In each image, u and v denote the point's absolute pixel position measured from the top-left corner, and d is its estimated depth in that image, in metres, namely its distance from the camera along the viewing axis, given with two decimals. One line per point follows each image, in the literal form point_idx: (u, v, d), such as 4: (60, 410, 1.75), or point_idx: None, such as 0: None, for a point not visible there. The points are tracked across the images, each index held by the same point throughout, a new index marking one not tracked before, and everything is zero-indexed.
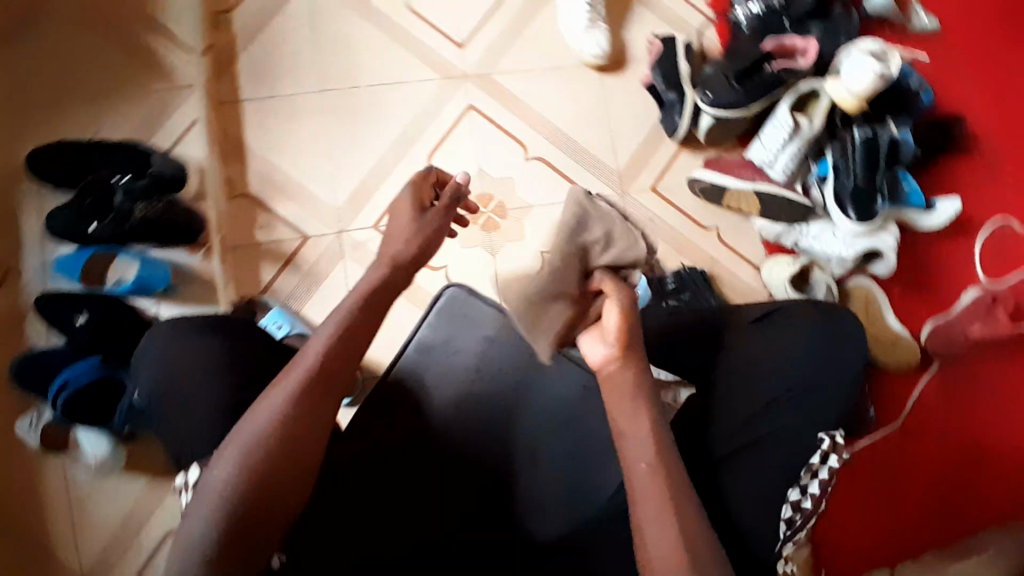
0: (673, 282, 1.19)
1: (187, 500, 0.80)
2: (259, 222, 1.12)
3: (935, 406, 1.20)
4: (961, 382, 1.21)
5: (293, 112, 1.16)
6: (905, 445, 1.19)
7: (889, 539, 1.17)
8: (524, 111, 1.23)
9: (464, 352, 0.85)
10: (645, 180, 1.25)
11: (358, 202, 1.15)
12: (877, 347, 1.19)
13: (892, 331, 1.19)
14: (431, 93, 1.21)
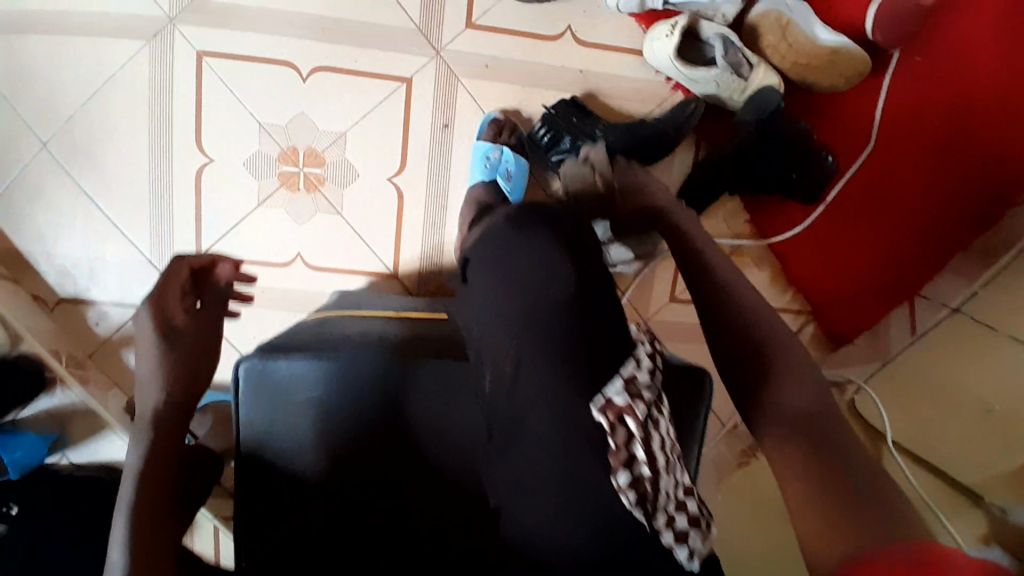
0: (545, 133, 0.95)
1: None
2: (91, 318, 0.99)
3: (901, 100, 0.98)
4: (922, 64, 0.96)
5: (35, 188, 0.96)
6: (879, 167, 1.00)
7: (903, 270, 1.02)
8: (267, 19, 0.93)
9: (297, 434, 0.69)
10: (456, 21, 0.95)
11: (170, 241, 0.98)
12: (814, 74, 0.93)
13: (825, 45, 0.90)
14: (152, 65, 0.94)
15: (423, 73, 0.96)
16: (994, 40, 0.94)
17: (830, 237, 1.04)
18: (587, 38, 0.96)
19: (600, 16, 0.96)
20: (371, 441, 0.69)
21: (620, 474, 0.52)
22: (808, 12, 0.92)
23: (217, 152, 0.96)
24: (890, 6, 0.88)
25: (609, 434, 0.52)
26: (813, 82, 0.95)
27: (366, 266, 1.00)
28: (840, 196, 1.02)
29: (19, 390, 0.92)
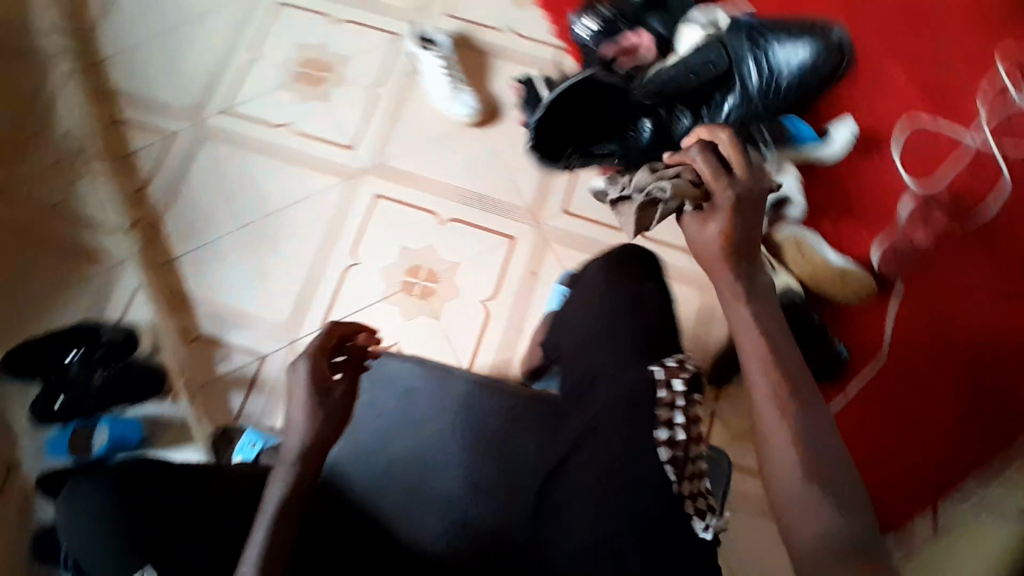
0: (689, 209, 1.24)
1: None
2: (217, 357, 1.20)
3: (911, 325, 1.22)
4: (923, 293, 1.24)
5: (220, 254, 1.27)
6: (896, 369, 1.20)
7: (932, 463, 1.14)
8: (426, 181, 1.33)
9: (395, 408, 0.91)
10: (555, 206, 1.32)
11: (301, 311, 1.24)
12: (824, 283, 1.19)
13: (836, 267, 1.19)
14: (338, 194, 1.32)
15: (524, 236, 1.30)
16: (983, 301, 1.23)
17: (858, 426, 1.17)
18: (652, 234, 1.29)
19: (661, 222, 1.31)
20: (444, 429, 0.89)
21: (660, 428, 0.71)
22: (822, 241, 1.21)
23: (364, 257, 1.28)
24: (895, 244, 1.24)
25: (659, 389, 0.73)
26: (823, 290, 1.21)
27: (446, 362, 1.21)
28: (870, 390, 1.18)
29: (142, 387, 1.11)
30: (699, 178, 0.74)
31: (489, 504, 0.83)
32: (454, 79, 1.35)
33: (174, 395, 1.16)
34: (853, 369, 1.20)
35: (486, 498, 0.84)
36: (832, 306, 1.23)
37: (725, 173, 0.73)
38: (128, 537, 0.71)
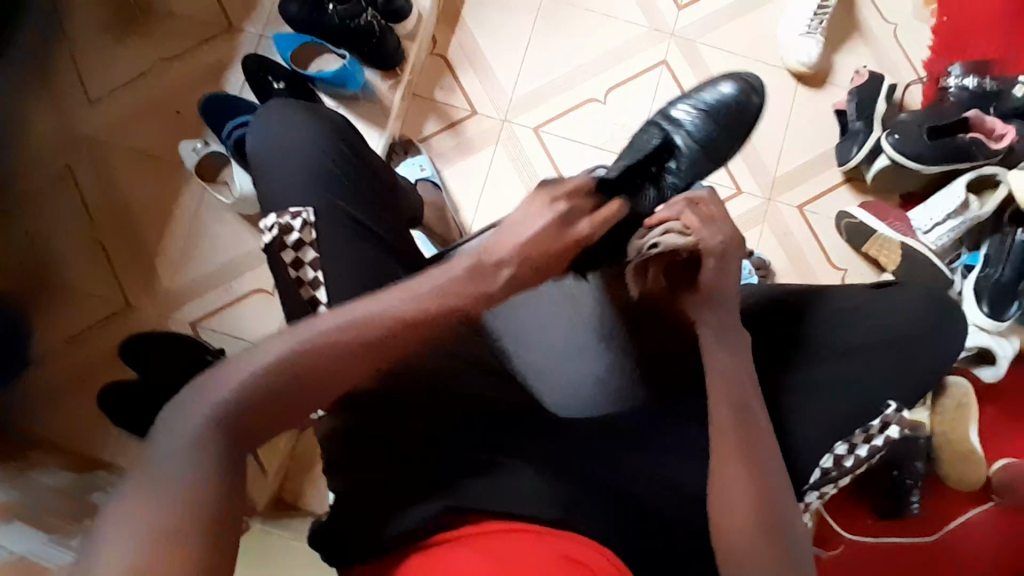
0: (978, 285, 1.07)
1: (270, 232, 0.75)
2: (443, 83, 1.25)
3: (986, 540, 1.07)
4: (1011, 535, 1.07)
5: (506, 4, 1.26)
6: (925, 563, 1.07)
7: None
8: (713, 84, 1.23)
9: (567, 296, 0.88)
10: (796, 196, 1.20)
11: (529, 103, 1.24)
12: (943, 456, 1.06)
13: (973, 450, 1.04)
14: (635, 35, 1.25)
15: (749, 198, 1.20)
16: None
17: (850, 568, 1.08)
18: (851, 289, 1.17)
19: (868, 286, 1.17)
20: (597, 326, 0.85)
21: (842, 443, 0.73)
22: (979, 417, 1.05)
23: (610, 103, 1.24)
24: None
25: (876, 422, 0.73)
26: (937, 460, 1.07)
27: None
28: (904, 550, 1.08)
29: (380, 56, 1.15)
30: (687, 232, 0.72)
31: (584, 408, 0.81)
32: (816, 22, 1.20)
33: (395, 83, 1.20)
34: (904, 525, 1.08)
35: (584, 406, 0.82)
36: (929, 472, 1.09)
37: (714, 221, 0.72)
38: (329, 168, 0.79)
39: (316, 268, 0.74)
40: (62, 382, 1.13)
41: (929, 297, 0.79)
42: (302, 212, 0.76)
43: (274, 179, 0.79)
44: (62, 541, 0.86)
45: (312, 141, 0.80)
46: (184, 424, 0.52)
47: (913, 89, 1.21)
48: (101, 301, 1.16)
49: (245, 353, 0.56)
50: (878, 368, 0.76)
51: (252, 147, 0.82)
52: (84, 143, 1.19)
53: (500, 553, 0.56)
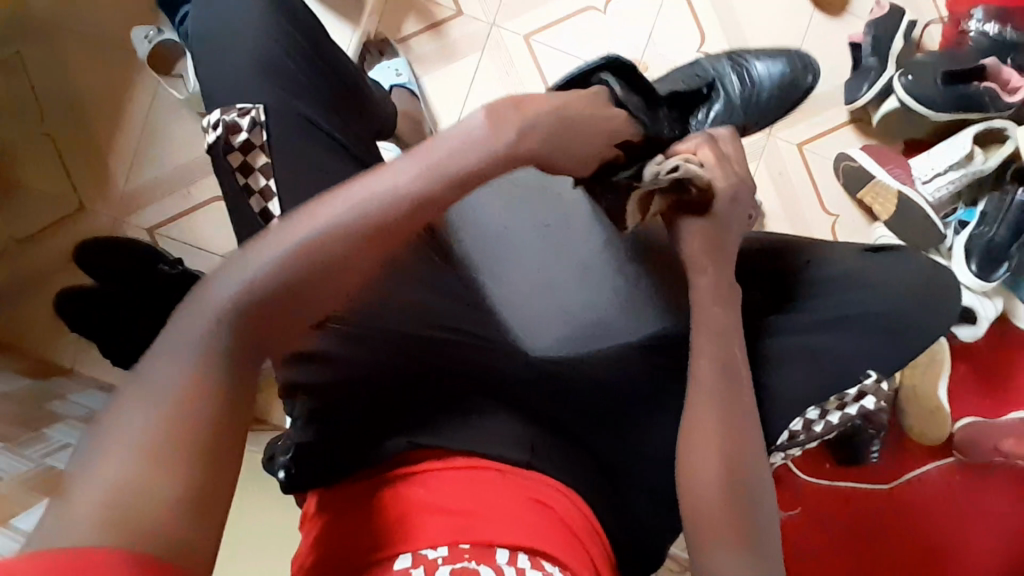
0: (970, 241, 1.03)
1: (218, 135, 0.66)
2: None
3: (938, 490, 1.10)
4: (961, 486, 1.10)
5: None
6: (878, 508, 1.10)
7: None
8: (722, 0, 1.13)
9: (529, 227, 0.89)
10: (797, 134, 1.13)
11: (520, 7, 1.13)
12: (911, 412, 1.07)
13: (937, 403, 1.06)
14: None
15: (748, 132, 1.13)
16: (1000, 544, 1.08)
17: (805, 508, 1.11)
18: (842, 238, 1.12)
19: (860, 235, 1.12)
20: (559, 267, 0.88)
21: (815, 408, 0.73)
22: (947, 374, 1.07)
23: (609, 14, 1.13)
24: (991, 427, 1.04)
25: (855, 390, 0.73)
26: (903, 414, 1.08)
27: None
28: (857, 495, 1.11)
29: None
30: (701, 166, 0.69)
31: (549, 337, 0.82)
32: None
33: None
34: (861, 472, 1.11)
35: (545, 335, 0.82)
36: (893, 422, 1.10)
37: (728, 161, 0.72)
38: (283, 62, 0.70)
39: (267, 175, 0.65)
40: (13, 285, 1.07)
41: (915, 261, 0.78)
42: (250, 110, 0.67)
43: (219, 70, 0.70)
44: (17, 450, 0.85)
45: (265, 29, 0.71)
46: (178, 337, 0.42)
47: (932, 29, 1.12)
48: (52, 201, 1.08)
49: (243, 251, 0.46)
50: (858, 340, 0.73)
51: (196, 33, 0.73)
52: (26, 23, 1.07)
53: (442, 488, 0.59)
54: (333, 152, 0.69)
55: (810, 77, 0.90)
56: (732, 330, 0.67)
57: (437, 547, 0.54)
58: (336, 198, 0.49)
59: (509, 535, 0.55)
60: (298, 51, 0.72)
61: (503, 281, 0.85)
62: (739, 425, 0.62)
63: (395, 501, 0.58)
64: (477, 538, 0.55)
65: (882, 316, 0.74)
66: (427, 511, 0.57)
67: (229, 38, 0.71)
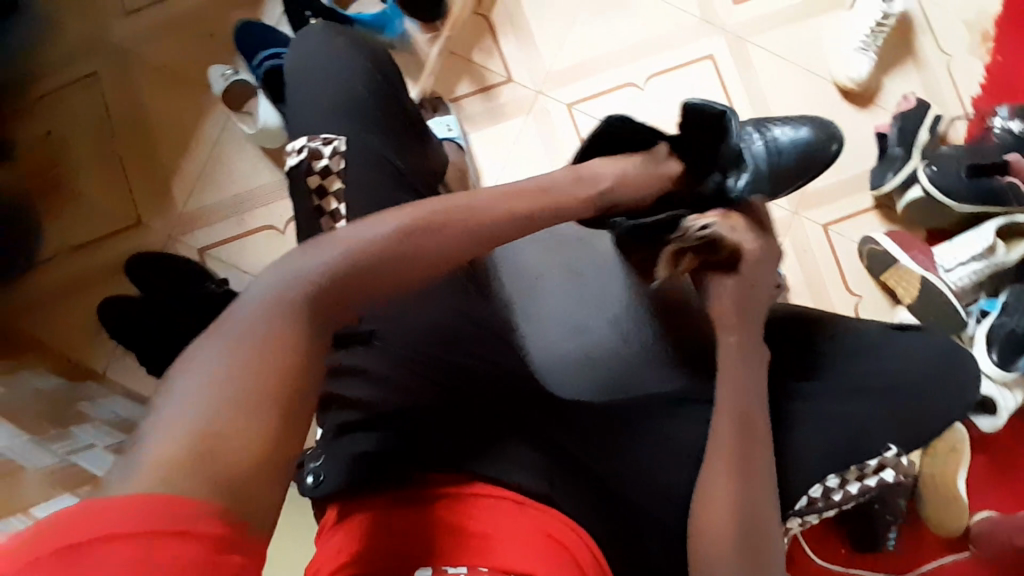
0: (992, 330, 1.04)
1: (296, 160, 0.74)
2: (483, 44, 1.23)
3: None
4: None
5: None
6: None
7: None
8: (755, 86, 1.20)
9: (556, 277, 0.94)
10: (822, 215, 1.17)
11: (566, 78, 1.22)
12: (930, 502, 1.05)
13: (958, 493, 1.04)
14: (684, 25, 1.22)
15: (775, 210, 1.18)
16: None
17: None
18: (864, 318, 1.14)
19: (882, 318, 1.14)
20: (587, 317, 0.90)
21: (834, 476, 0.74)
22: (969, 465, 1.06)
23: (649, 90, 1.21)
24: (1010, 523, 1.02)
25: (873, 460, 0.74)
26: (921, 502, 1.06)
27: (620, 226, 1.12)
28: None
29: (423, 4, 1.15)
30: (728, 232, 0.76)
31: (571, 386, 0.83)
32: (871, 38, 1.17)
33: (433, 37, 1.21)
34: (878, 561, 1.08)
35: (567, 381, 0.83)
36: (913, 512, 1.08)
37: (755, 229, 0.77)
38: (358, 99, 0.77)
39: (340, 200, 0.72)
40: (64, 289, 1.13)
41: (942, 339, 0.79)
42: (332, 141, 0.75)
43: (306, 98, 0.78)
44: (43, 445, 0.90)
45: (351, 68, 0.79)
46: (230, 324, 0.45)
47: (957, 124, 1.17)
48: (113, 215, 1.15)
49: (289, 260, 0.50)
50: (877, 411, 0.74)
51: (287, 70, 0.82)
52: (117, 53, 1.17)
53: (459, 510, 0.61)
54: (393, 178, 0.74)
55: (834, 144, 0.91)
56: (745, 383, 0.69)
57: (456, 567, 0.56)
58: (359, 230, 0.53)
59: (522, 562, 0.57)
60: (372, 92, 0.79)
61: (533, 320, 0.88)
62: (754, 482, 0.64)
63: (414, 517, 0.60)
64: (492, 562, 0.57)
65: (899, 386, 0.76)
66: (446, 531, 0.59)
67: (314, 75, 0.79)
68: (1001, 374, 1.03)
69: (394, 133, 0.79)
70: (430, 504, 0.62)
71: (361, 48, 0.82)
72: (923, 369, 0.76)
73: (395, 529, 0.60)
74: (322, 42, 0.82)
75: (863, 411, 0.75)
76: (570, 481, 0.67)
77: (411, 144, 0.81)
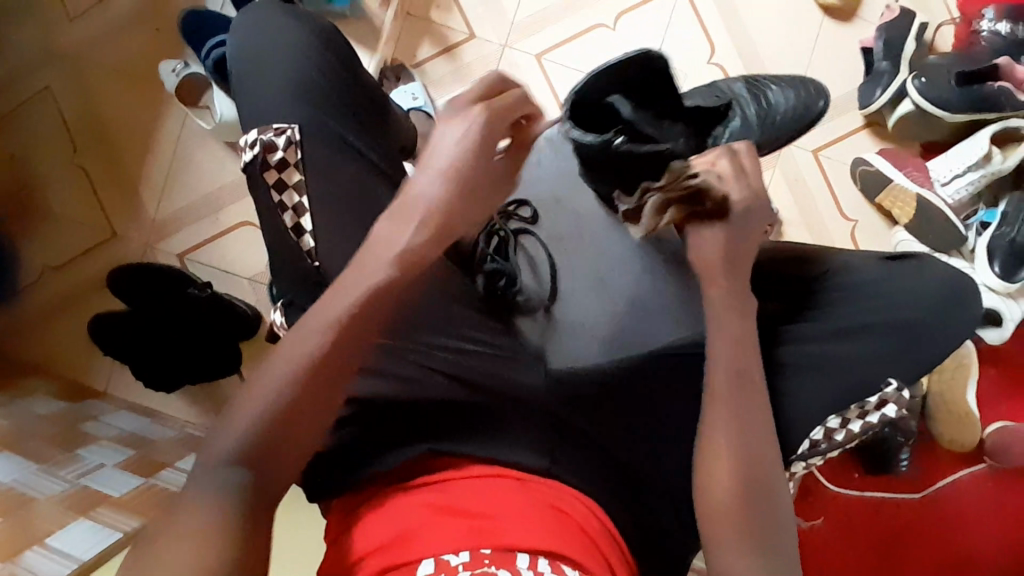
0: (993, 242, 1.01)
1: (251, 155, 0.68)
2: (440, 2, 1.16)
3: (970, 499, 1.07)
4: (994, 493, 1.07)
5: None
6: (909, 516, 1.08)
7: None
8: (730, 13, 1.14)
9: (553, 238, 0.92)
10: (812, 141, 1.13)
11: (532, 27, 1.16)
12: (940, 419, 1.05)
13: (966, 408, 1.04)
14: None
15: None
16: None
17: (837, 520, 1.09)
18: (862, 242, 1.11)
19: (879, 240, 1.12)
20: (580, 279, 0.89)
21: (835, 416, 0.73)
22: (977, 380, 1.05)
23: (620, 31, 1.15)
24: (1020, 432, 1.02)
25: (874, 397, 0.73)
26: (930, 421, 1.06)
27: None
28: (887, 503, 1.08)
29: None
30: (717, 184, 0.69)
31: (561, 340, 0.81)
32: None
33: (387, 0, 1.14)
34: (891, 481, 1.08)
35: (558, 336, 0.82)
36: (923, 432, 1.08)
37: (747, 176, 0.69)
38: (313, 81, 0.72)
39: (301, 192, 0.68)
40: (51, 310, 1.12)
41: (941, 269, 0.76)
42: (286, 130, 0.69)
43: (251, 90, 0.72)
44: (51, 472, 0.89)
45: (297, 47, 0.73)
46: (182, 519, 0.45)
47: (943, 31, 1.11)
48: (86, 229, 1.13)
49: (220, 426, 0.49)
50: (877, 348, 0.73)
51: (231, 53, 0.75)
52: (61, 59, 1.12)
53: (467, 498, 0.60)
54: (359, 169, 0.70)
55: (821, 103, 0.93)
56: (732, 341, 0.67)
57: (459, 552, 0.53)
58: (296, 342, 0.51)
59: (530, 539, 0.55)
60: (329, 72, 0.73)
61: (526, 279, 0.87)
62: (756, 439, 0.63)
63: (420, 509, 0.59)
64: (498, 542, 0.54)
65: (898, 321, 0.74)
66: (451, 516, 0.57)
67: (263, 57, 0.72)
68: (1005, 286, 1.01)
69: (355, 116, 0.74)
70: (437, 495, 0.60)
71: (311, 23, 0.75)
72: (924, 300, 0.74)
73: (384, 534, 0.57)
74: (269, 19, 0.75)
75: (864, 351, 0.73)
76: (569, 457, 0.67)
77: (374, 129, 0.77)
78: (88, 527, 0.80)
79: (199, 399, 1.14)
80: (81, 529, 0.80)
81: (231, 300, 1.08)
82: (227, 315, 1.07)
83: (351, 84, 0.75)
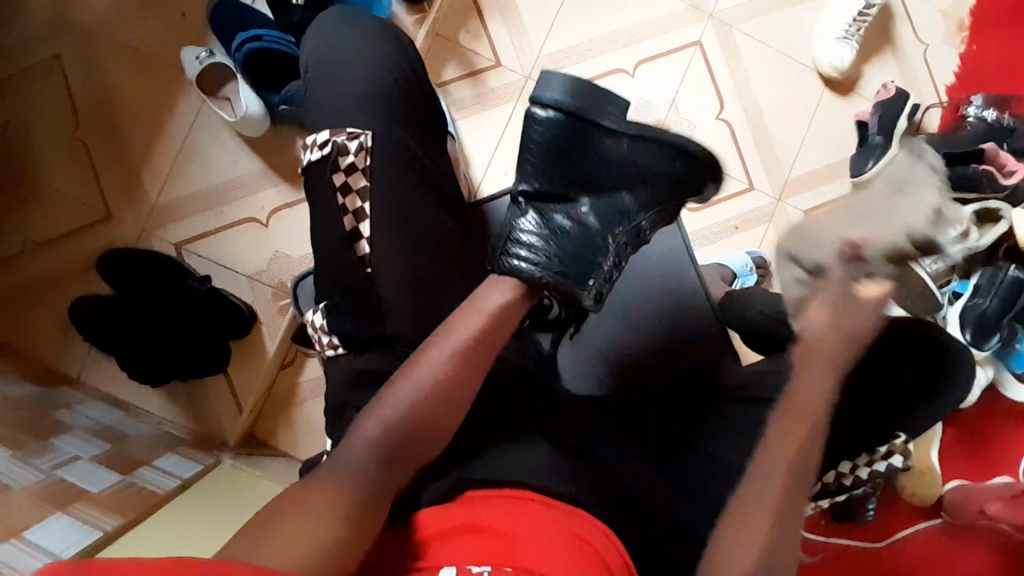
0: (967, 312, 1.10)
1: (313, 155, 0.73)
2: (470, 27, 1.19)
3: (926, 550, 1.14)
4: (950, 547, 1.13)
5: None
6: (869, 564, 1.14)
7: None
8: (741, 74, 1.22)
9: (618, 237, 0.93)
10: (805, 200, 1.21)
11: (556, 63, 1.20)
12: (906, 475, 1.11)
13: (927, 462, 1.11)
14: (673, 11, 1.21)
15: (760, 197, 1.21)
16: None
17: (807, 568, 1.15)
18: None
19: None
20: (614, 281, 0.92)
21: (846, 462, 0.80)
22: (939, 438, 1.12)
23: (639, 78, 1.20)
24: (975, 490, 1.09)
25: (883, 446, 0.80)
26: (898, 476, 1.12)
27: None
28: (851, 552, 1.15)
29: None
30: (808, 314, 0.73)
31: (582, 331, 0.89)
32: (854, 26, 1.18)
33: (421, 19, 1.15)
34: (854, 529, 1.14)
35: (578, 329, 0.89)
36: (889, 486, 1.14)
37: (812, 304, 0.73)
38: (387, 94, 0.76)
39: (364, 198, 0.73)
40: (27, 287, 1.06)
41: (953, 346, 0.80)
42: (359, 135, 0.73)
43: (323, 92, 0.77)
44: (24, 459, 0.83)
45: (366, 55, 0.77)
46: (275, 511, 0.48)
47: (932, 112, 1.21)
48: (78, 207, 1.08)
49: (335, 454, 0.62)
50: (878, 406, 0.78)
51: (307, 58, 0.80)
52: (71, 31, 1.08)
53: (496, 517, 0.61)
54: (421, 180, 0.75)
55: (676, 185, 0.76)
56: None
57: (480, 565, 0.55)
58: (383, 407, 0.64)
59: (546, 564, 0.56)
60: (400, 86, 0.77)
61: None
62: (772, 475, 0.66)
63: (448, 527, 0.60)
64: (516, 563, 0.55)
65: (905, 381, 0.79)
66: (478, 534, 0.59)
67: (339, 67, 0.77)
68: (974, 349, 1.09)
69: (420, 131, 0.78)
70: (464, 514, 0.61)
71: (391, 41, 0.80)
72: (938, 371, 0.79)
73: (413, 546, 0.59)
74: (349, 29, 0.79)
75: (870, 400, 0.78)
76: (594, 481, 0.68)
77: (426, 141, 0.78)
78: (68, 523, 0.75)
79: (179, 396, 1.09)
80: (62, 524, 0.75)
81: (229, 297, 1.05)
82: (223, 313, 1.04)
83: (420, 100, 0.80)
